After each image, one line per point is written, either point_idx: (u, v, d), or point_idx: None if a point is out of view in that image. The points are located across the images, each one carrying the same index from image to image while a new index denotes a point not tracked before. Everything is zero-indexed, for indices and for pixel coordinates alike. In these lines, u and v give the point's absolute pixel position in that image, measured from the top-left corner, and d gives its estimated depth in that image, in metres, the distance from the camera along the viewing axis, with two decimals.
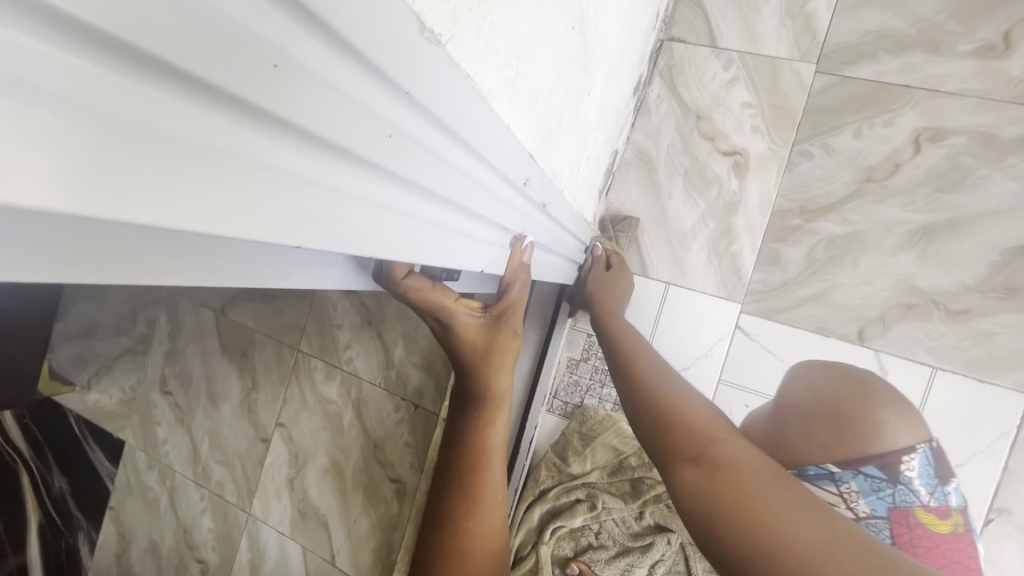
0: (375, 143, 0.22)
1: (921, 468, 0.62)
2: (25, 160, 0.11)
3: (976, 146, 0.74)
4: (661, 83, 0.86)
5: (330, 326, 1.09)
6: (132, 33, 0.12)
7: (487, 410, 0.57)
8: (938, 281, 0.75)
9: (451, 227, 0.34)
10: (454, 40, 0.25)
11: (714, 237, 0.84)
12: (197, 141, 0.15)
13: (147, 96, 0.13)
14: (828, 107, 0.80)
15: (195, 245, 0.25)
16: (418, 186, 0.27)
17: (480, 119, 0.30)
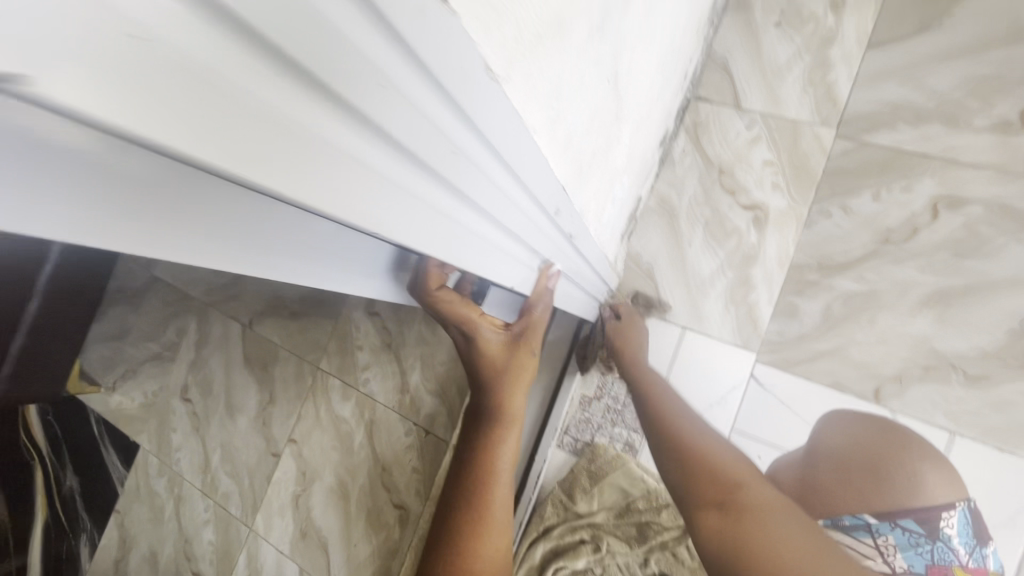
0: (435, 152, 0.26)
1: (959, 527, 0.63)
2: (177, 107, 0.14)
3: (993, 216, 0.76)
4: (687, 137, 0.90)
5: (352, 346, 1.13)
6: (270, 27, 0.15)
7: (499, 428, 0.59)
8: (956, 345, 0.76)
9: (485, 239, 0.37)
10: (510, 78, 0.29)
11: (732, 286, 0.86)
12: (296, 120, 0.18)
13: (270, 79, 0.16)
14: (847, 170, 0.83)
15: (244, 228, 0.27)
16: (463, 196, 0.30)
17: (524, 146, 0.33)
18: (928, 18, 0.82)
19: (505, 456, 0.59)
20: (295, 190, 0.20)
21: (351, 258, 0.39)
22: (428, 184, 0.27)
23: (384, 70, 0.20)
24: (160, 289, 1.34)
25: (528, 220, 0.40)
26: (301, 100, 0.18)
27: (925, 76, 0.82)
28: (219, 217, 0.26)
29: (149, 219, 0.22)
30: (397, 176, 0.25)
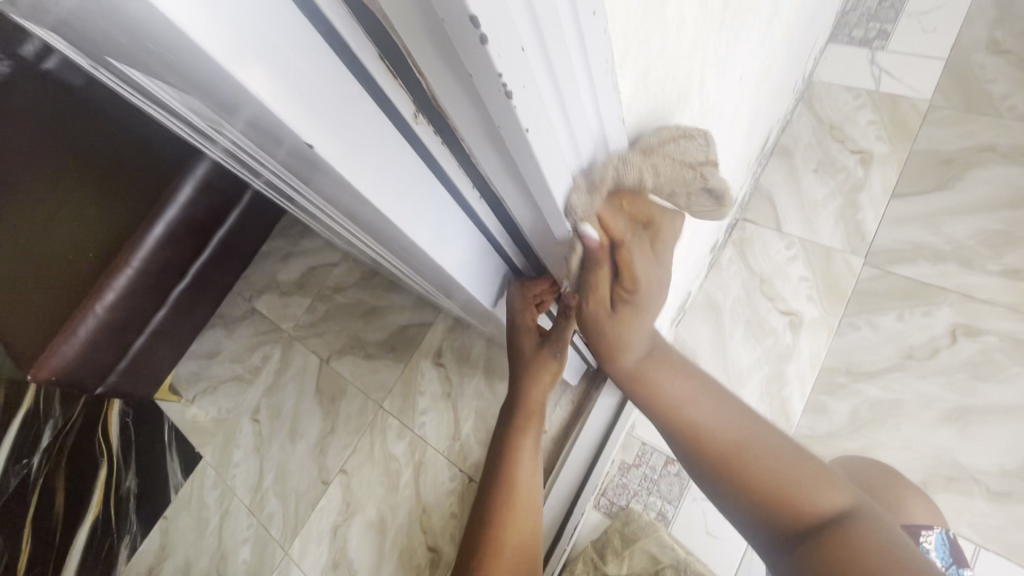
0: (599, 164, 0.40)
1: (938, 545, 0.65)
2: (529, 82, 0.28)
3: (1006, 347, 0.87)
4: (733, 250, 1.07)
5: (415, 391, 1.26)
6: (578, 71, 0.30)
7: (523, 420, 0.65)
8: (977, 459, 0.82)
9: (595, 242, 0.49)
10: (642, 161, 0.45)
11: (767, 379, 0.96)
12: (558, 141, 0.34)
13: (566, 89, 0.30)
14: (875, 293, 0.96)
15: (429, 186, 0.40)
16: (597, 201, 0.44)
17: (637, 193, 0.48)
18: (943, 180, 1.00)
19: (527, 452, 0.63)
20: (522, 168, 0.36)
21: (472, 251, 0.50)
22: (582, 199, 0.42)
23: (602, 129, 0.36)
24: (256, 320, 1.54)
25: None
26: (564, 130, 0.34)
27: (942, 224, 0.97)
28: (417, 177, 0.38)
29: (385, 150, 0.34)
30: (575, 189, 0.40)
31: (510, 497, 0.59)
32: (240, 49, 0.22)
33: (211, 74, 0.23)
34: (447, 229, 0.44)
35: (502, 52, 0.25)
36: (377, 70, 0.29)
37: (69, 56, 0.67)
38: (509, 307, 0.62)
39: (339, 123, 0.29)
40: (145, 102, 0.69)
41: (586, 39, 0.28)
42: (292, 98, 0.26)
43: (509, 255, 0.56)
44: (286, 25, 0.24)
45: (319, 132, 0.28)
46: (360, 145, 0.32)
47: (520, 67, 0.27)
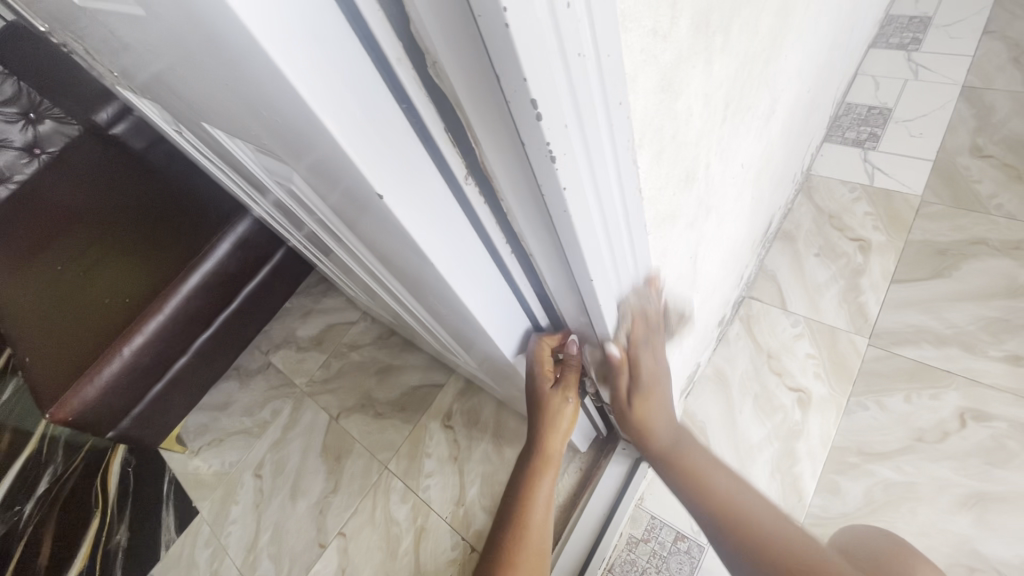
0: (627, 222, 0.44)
1: None
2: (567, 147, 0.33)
3: (1017, 433, 0.88)
4: (740, 326, 1.11)
5: (421, 452, 1.26)
6: (609, 141, 0.36)
7: (538, 468, 0.68)
8: (1000, 550, 0.80)
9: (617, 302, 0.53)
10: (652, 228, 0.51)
11: (779, 456, 0.95)
12: (589, 202, 0.39)
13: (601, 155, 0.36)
14: (881, 373, 0.99)
15: (471, 240, 0.45)
16: (623, 261, 0.49)
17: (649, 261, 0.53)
18: (939, 269, 1.06)
19: (540, 502, 0.66)
20: (555, 226, 0.41)
21: (505, 304, 0.55)
22: (607, 258, 0.47)
23: (625, 196, 0.42)
24: (270, 374, 1.57)
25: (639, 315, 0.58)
26: (593, 193, 0.39)
27: (941, 310, 1.01)
28: (462, 231, 0.43)
29: (437, 204, 0.39)
30: (601, 249, 0.45)
31: (519, 541, 0.63)
32: (333, 111, 0.28)
33: (312, 126, 0.29)
34: (483, 280, 0.49)
35: (551, 122, 0.31)
36: (440, 138, 0.35)
37: (156, 120, 0.78)
38: (528, 362, 0.65)
39: (406, 181, 0.36)
40: (217, 164, 0.79)
41: (611, 116, 0.34)
42: (367, 154, 0.32)
43: (534, 312, 0.60)
44: (378, 105, 0.30)
45: (383, 182, 0.34)
46: (418, 197, 0.37)
47: (562, 135, 0.32)
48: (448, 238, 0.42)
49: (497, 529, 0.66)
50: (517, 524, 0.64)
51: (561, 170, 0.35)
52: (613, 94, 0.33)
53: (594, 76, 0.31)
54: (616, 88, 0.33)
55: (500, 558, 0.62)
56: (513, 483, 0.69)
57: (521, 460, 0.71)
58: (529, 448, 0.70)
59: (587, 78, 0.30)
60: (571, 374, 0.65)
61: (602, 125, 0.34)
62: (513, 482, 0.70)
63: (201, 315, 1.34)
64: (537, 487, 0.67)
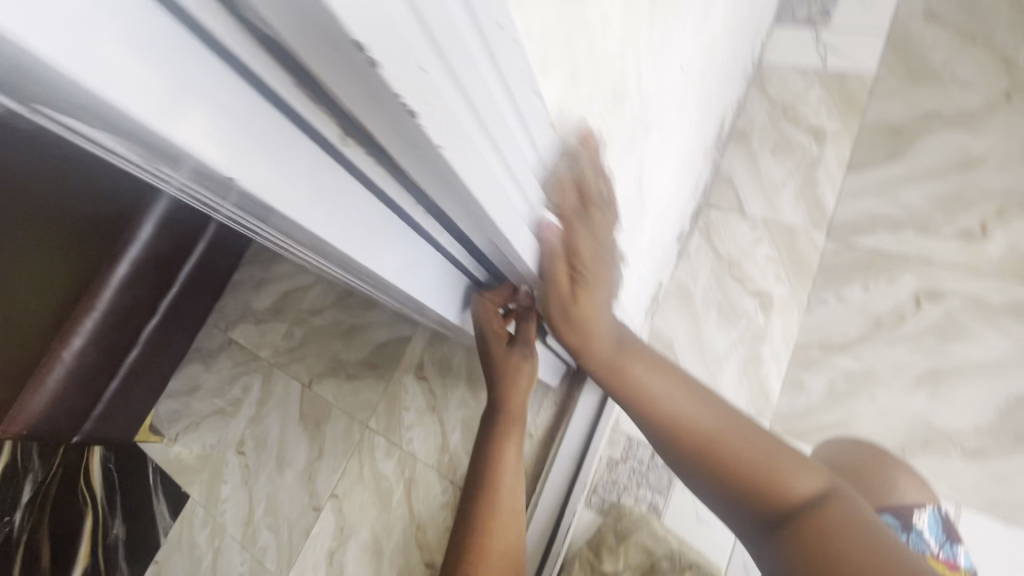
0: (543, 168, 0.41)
1: (931, 522, 0.64)
2: (450, 106, 0.29)
3: (969, 307, 0.89)
4: (700, 236, 1.08)
5: (399, 407, 1.25)
6: (501, 90, 0.31)
7: (504, 428, 0.68)
8: (951, 420, 0.84)
9: (545, 257, 0.50)
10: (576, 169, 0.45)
11: (744, 361, 0.97)
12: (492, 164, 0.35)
13: (493, 109, 0.32)
14: (839, 266, 0.98)
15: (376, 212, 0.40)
16: (547, 211, 0.45)
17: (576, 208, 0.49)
18: (894, 151, 1.03)
19: (510, 459, 0.67)
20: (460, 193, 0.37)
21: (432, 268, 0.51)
22: (522, 212, 0.43)
23: (527, 136, 0.36)
24: (232, 351, 1.52)
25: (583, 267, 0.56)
26: (492, 158, 0.35)
27: (897, 193, 1.00)
28: (360, 202, 0.38)
29: (320, 176, 0.33)
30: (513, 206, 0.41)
31: (492, 504, 0.63)
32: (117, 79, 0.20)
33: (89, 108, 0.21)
34: (398, 249, 0.45)
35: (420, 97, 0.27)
36: (292, 94, 0.27)
37: None
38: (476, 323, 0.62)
39: (282, 181, 0.31)
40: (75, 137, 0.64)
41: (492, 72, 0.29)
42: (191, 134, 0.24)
43: (472, 270, 0.56)
44: (218, 106, 0.25)
45: (233, 161, 0.27)
46: (292, 171, 0.31)
47: (437, 107, 0.28)
48: (346, 211, 0.37)
49: (469, 489, 0.66)
50: (490, 487, 0.64)
51: (446, 147, 0.30)
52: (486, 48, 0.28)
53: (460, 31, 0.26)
54: (490, 39, 0.28)
55: (473, 519, 0.62)
56: (482, 442, 0.69)
57: (485, 424, 0.70)
58: (491, 409, 0.69)
59: (453, 35, 0.26)
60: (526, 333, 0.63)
61: (483, 83, 0.30)
62: (482, 442, 0.69)
63: (144, 302, 1.25)
64: (505, 448, 0.67)
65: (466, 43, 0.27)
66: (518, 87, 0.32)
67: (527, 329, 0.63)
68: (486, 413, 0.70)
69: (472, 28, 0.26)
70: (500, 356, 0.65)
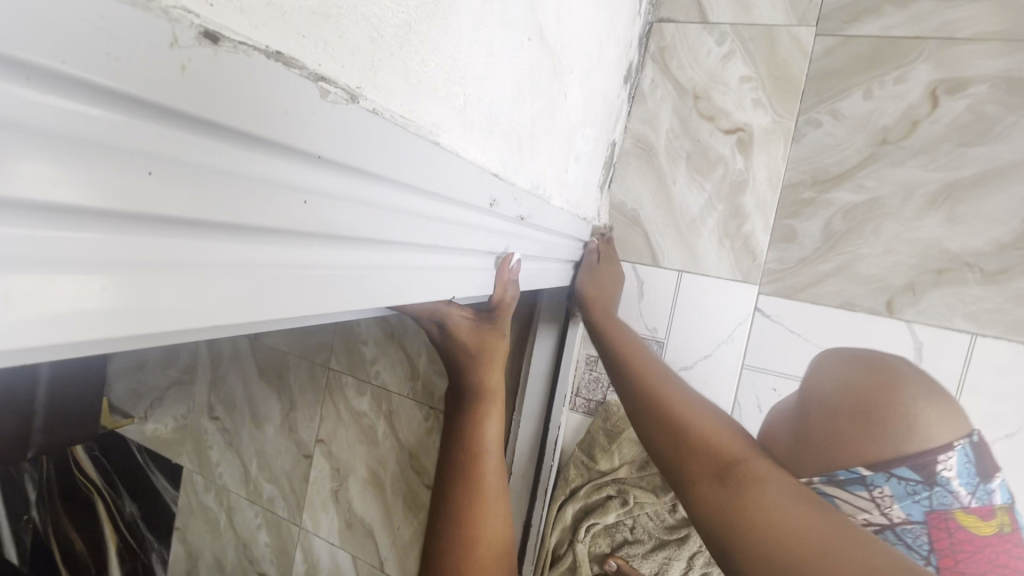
0: (326, 136, 0.21)
1: (960, 468, 0.58)
2: None
3: (1002, 92, 0.69)
4: (654, 67, 0.84)
5: (357, 343, 1.13)
6: None
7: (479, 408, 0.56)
8: (970, 242, 0.70)
9: (416, 262, 0.31)
10: (377, 89, 0.24)
11: (724, 219, 0.81)
12: (289, 247, 0.22)
13: (43, 101, 0.13)
14: (833, 71, 0.76)
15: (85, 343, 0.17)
16: (384, 203, 0.26)
17: (434, 161, 0.29)
18: None
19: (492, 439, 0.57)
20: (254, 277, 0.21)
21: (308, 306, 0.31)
22: (338, 230, 0.24)
23: (224, 108, 0.17)
24: None
25: (473, 220, 0.36)
26: (312, 250, 0.23)
27: None
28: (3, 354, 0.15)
29: None
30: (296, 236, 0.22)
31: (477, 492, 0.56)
32: None
33: None
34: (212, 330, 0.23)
35: (139, 299, 0.16)
36: None
37: None
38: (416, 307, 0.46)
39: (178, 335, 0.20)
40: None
41: (227, 177, 0.18)
42: None
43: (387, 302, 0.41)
44: None
45: None
46: None
47: (167, 279, 0.17)
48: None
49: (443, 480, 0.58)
50: (472, 477, 0.56)
51: (218, 308, 0.19)
52: (161, 172, 0.16)
53: (93, 179, 0.14)
54: (162, 145, 0.15)
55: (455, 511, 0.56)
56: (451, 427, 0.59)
57: (454, 402, 0.59)
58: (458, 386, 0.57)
59: (85, 208, 0.14)
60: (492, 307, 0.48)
61: (218, 198, 0.18)
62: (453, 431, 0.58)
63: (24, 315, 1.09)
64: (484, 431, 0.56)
65: (119, 183, 0.15)
66: (268, 160, 0.19)
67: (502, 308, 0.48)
68: (455, 389, 0.59)
69: (102, 158, 0.14)
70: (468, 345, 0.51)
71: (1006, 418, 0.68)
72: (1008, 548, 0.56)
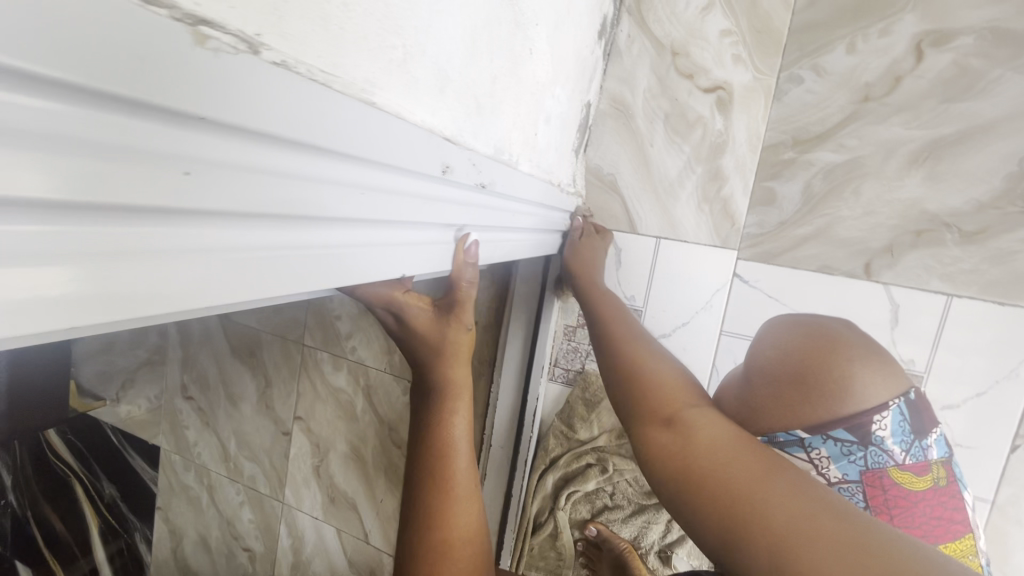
0: (219, 97, 0.18)
1: (895, 426, 0.52)
2: None
3: (987, 44, 0.66)
4: (631, 21, 0.80)
5: (330, 318, 1.09)
6: None
7: (444, 402, 0.51)
8: (949, 202, 0.69)
9: (355, 240, 0.29)
10: (287, 40, 0.20)
11: (703, 183, 0.79)
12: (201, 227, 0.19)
13: None
14: (816, 23, 0.72)
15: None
16: (304, 175, 0.23)
17: (367, 124, 0.25)
18: None
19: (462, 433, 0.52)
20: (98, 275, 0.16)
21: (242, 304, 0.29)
22: (245, 206, 0.21)
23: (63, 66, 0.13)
24: None
25: (427, 190, 0.33)
26: (230, 226, 0.21)
27: None
28: None
29: None
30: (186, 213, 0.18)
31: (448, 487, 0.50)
32: None
33: None
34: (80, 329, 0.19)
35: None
36: None
37: None
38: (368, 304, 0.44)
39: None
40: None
41: (112, 155, 0.15)
42: None
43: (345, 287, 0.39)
44: None
45: None
46: None
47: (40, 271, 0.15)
48: None
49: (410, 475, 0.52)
50: (440, 475, 0.50)
51: (118, 298, 0.17)
52: None
53: None
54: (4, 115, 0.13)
55: (424, 511, 0.49)
56: (417, 427, 0.53)
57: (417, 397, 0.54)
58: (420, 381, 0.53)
59: None
60: (451, 295, 0.46)
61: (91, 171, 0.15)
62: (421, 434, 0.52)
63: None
64: (453, 424, 0.51)
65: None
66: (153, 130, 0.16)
67: (464, 293, 0.46)
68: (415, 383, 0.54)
69: None
70: (429, 338, 0.49)
71: (971, 378, 0.70)
72: (942, 501, 0.54)
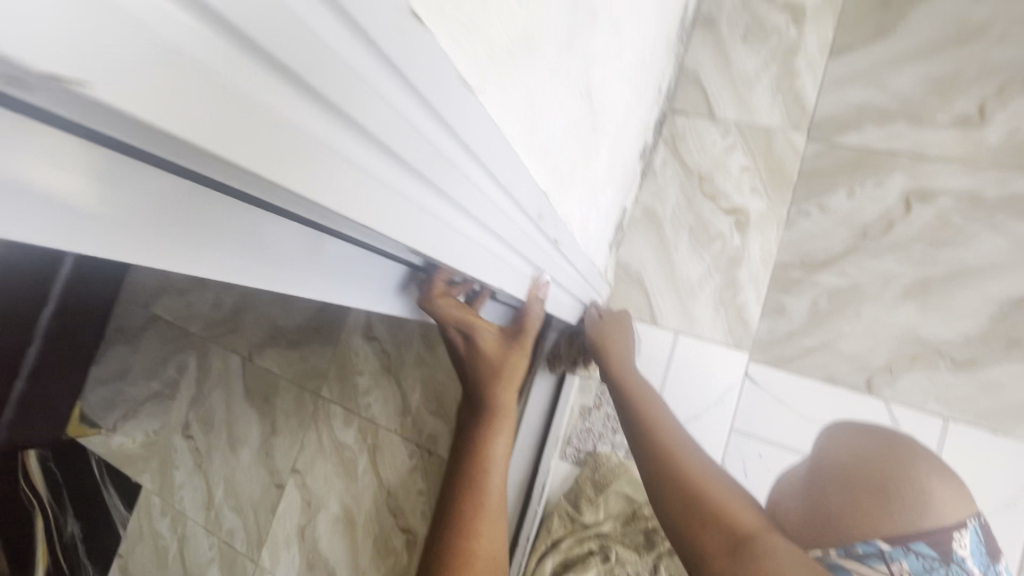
0: (455, 115, 0.27)
1: (972, 545, 0.53)
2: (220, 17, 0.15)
3: (964, 206, 0.79)
4: (666, 148, 0.94)
5: (352, 372, 1.13)
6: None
7: (492, 421, 0.58)
8: (940, 332, 0.77)
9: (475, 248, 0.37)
10: (483, 91, 0.30)
11: (720, 289, 0.88)
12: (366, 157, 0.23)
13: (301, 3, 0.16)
14: (822, 171, 0.87)
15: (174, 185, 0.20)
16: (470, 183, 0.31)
17: (506, 160, 0.35)
18: (883, 26, 0.87)
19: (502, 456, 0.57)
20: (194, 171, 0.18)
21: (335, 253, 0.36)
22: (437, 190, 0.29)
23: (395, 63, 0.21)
24: (160, 327, 1.35)
25: (510, 218, 0.39)
26: (379, 163, 0.24)
27: (886, 78, 0.85)
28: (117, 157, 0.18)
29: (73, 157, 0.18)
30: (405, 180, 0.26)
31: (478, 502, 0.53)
32: None
33: None
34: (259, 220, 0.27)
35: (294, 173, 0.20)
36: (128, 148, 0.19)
37: None
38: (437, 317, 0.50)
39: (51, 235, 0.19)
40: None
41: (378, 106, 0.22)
42: None
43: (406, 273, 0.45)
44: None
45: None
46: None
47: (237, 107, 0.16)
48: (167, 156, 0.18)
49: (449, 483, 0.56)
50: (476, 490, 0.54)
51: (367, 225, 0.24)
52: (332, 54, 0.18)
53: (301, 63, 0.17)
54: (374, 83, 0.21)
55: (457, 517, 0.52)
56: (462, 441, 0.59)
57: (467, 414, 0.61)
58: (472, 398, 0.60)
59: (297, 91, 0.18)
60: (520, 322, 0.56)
61: (314, 63, 0.18)
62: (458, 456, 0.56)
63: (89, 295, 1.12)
64: (492, 444, 0.57)
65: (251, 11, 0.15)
66: (374, 68, 0.21)
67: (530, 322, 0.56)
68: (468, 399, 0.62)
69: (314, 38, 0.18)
70: (492, 358, 0.57)
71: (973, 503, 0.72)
72: None
